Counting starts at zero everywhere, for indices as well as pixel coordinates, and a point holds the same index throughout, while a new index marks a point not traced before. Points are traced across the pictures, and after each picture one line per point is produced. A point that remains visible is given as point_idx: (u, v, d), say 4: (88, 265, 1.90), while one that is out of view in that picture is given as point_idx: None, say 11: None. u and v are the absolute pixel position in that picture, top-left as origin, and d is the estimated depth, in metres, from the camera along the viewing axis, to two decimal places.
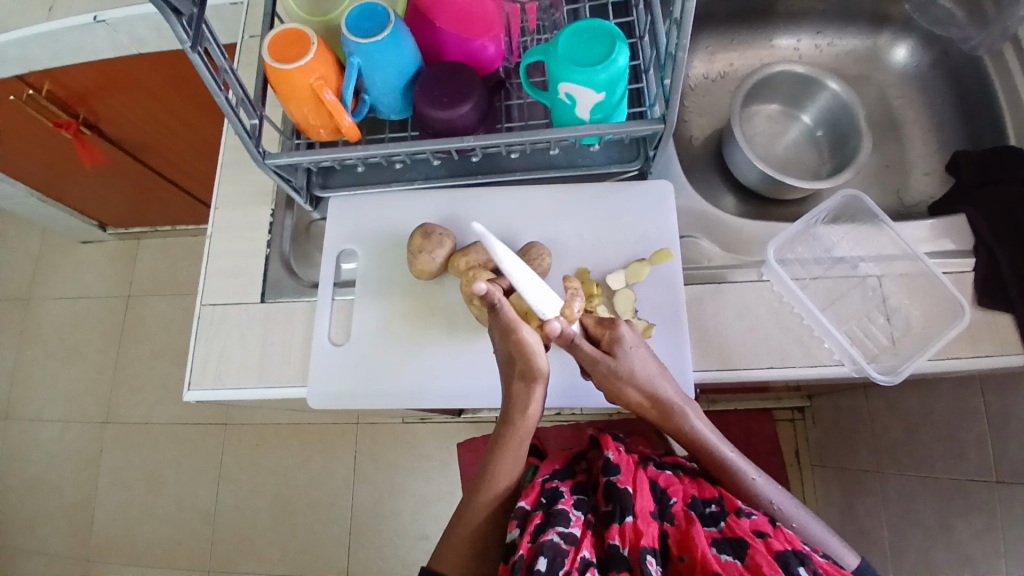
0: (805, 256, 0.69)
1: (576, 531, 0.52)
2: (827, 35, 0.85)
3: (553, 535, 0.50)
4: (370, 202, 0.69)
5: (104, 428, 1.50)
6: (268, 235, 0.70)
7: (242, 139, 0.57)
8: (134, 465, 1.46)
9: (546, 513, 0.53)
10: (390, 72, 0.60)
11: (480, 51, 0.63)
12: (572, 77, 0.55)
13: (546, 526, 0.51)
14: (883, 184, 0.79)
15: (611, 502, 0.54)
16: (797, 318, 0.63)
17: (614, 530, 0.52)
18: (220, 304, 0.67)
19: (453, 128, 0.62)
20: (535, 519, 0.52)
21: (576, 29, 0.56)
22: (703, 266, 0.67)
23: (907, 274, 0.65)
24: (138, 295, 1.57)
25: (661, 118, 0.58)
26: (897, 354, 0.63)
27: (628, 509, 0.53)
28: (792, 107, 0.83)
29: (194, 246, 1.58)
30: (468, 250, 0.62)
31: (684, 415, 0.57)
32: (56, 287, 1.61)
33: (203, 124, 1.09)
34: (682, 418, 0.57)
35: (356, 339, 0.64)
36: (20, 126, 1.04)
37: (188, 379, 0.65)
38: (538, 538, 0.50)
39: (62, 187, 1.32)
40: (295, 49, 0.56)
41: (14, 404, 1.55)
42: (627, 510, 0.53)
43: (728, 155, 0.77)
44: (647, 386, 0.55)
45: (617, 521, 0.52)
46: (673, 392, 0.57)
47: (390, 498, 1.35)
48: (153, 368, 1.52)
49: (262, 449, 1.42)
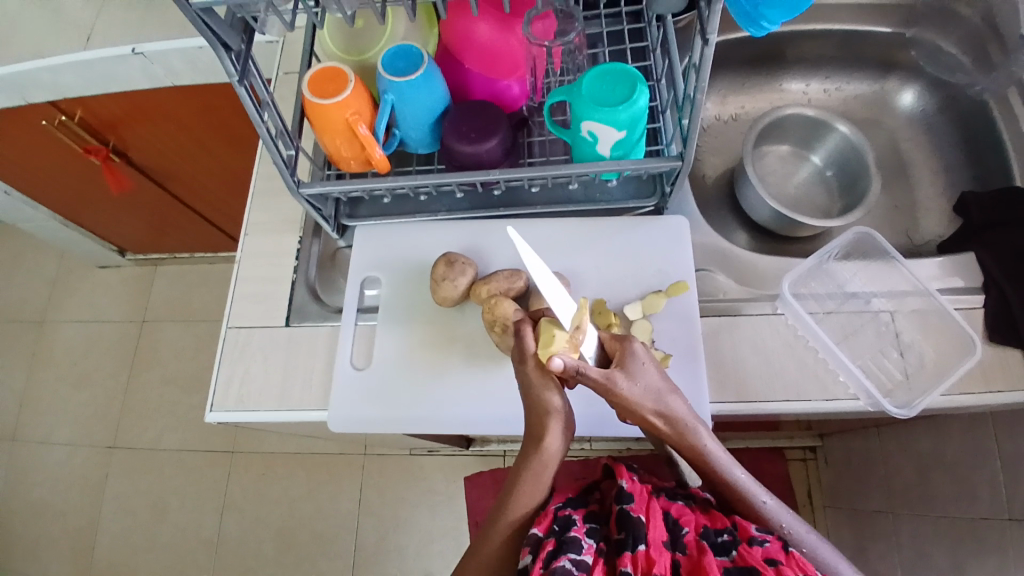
0: (819, 290, 0.70)
1: (588, 558, 0.51)
2: (835, 80, 0.89)
3: (564, 561, 0.49)
4: (395, 232, 0.71)
5: (111, 452, 1.49)
6: (295, 260, 0.72)
7: (278, 168, 0.59)
8: (139, 491, 1.45)
9: (559, 540, 0.51)
10: (421, 109, 0.63)
11: (505, 90, 0.67)
12: (594, 115, 0.58)
13: (558, 553, 0.50)
14: (892, 224, 0.81)
15: (624, 530, 0.54)
16: (812, 351, 0.64)
17: (627, 557, 0.51)
18: (245, 328, 0.69)
19: (479, 163, 0.64)
20: (548, 545, 0.51)
21: (600, 71, 0.59)
22: (718, 299, 0.69)
23: (920, 310, 0.66)
24: (153, 320, 1.59)
25: (679, 156, 0.61)
26: (910, 390, 0.64)
27: (641, 538, 0.53)
28: (803, 147, 0.85)
29: (209, 273, 1.61)
30: (490, 278, 0.64)
31: (693, 436, 0.55)
32: (72, 310, 1.63)
33: (229, 155, 1.12)
34: (697, 444, 0.55)
35: (378, 365, 0.66)
36: (49, 150, 1.08)
37: (211, 401, 0.66)
38: (550, 564, 0.49)
39: (85, 211, 1.35)
40: (333, 85, 0.59)
41: (22, 426, 1.55)
42: (640, 539, 0.53)
43: (741, 193, 0.80)
44: (656, 406, 0.53)
45: (629, 548, 0.52)
46: (684, 412, 0.55)
47: (395, 531, 1.34)
48: (162, 393, 1.53)
49: (268, 477, 1.42)
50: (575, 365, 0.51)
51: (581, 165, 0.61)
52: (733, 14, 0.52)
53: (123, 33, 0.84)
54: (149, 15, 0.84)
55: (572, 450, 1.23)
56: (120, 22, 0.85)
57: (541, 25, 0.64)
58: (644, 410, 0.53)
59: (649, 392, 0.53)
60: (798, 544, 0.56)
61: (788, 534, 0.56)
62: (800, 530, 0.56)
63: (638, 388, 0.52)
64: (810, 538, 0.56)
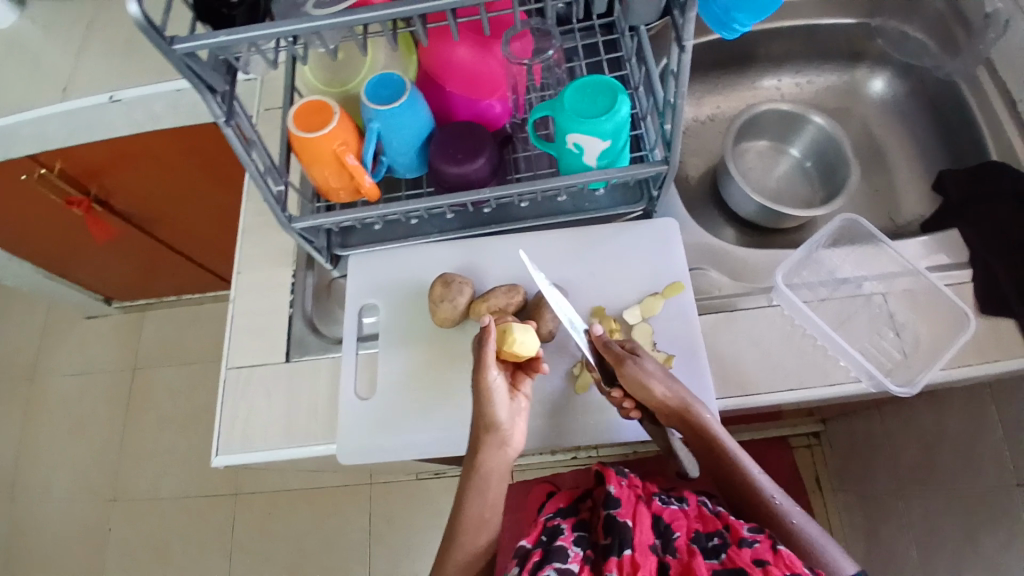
0: (811, 279, 0.70)
1: (573, 567, 0.53)
2: (805, 73, 0.91)
3: (549, 571, 0.52)
4: (388, 257, 0.71)
5: (111, 504, 1.46)
6: (291, 294, 0.72)
7: (269, 206, 0.60)
8: (143, 541, 1.42)
9: (545, 550, 0.55)
10: (408, 134, 0.64)
11: (488, 109, 0.68)
12: (577, 127, 0.59)
13: (544, 563, 0.53)
14: (873, 208, 0.83)
15: (610, 535, 0.55)
16: (810, 339, 0.65)
17: (612, 562, 0.52)
18: (245, 366, 0.69)
19: (468, 183, 0.65)
20: (534, 556, 0.54)
21: (581, 84, 0.60)
22: (713, 295, 0.70)
23: (910, 289, 0.68)
24: (145, 366, 1.57)
25: (663, 160, 0.62)
26: (910, 369, 0.65)
27: (626, 542, 0.53)
28: (781, 141, 0.87)
29: (200, 313, 1.59)
30: (488, 295, 0.65)
31: (692, 408, 0.59)
32: (61, 363, 1.60)
33: (213, 194, 1.12)
34: (697, 415, 0.59)
35: (382, 391, 0.65)
36: (31, 204, 1.07)
37: (216, 444, 0.65)
38: (537, 571, 0.52)
39: (70, 262, 1.34)
40: (320, 118, 0.60)
41: (17, 485, 1.51)
42: (625, 543, 0.53)
43: (724, 190, 0.81)
44: (667, 384, 0.59)
45: (614, 553, 0.53)
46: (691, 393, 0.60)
47: (409, 557, 1.32)
48: (160, 439, 1.50)
49: (275, 515, 1.40)
50: (603, 336, 0.61)
51: (569, 176, 0.62)
52: (705, 20, 0.55)
53: (100, 81, 0.84)
54: (125, 62, 0.85)
55: (581, 459, 1.23)
56: (96, 70, 0.85)
57: (519, 45, 0.64)
58: (656, 389, 0.58)
59: (660, 371, 0.59)
60: (785, 513, 0.56)
61: (775, 504, 0.57)
62: (793, 508, 0.56)
63: (648, 369, 0.59)
64: (793, 509, 0.56)
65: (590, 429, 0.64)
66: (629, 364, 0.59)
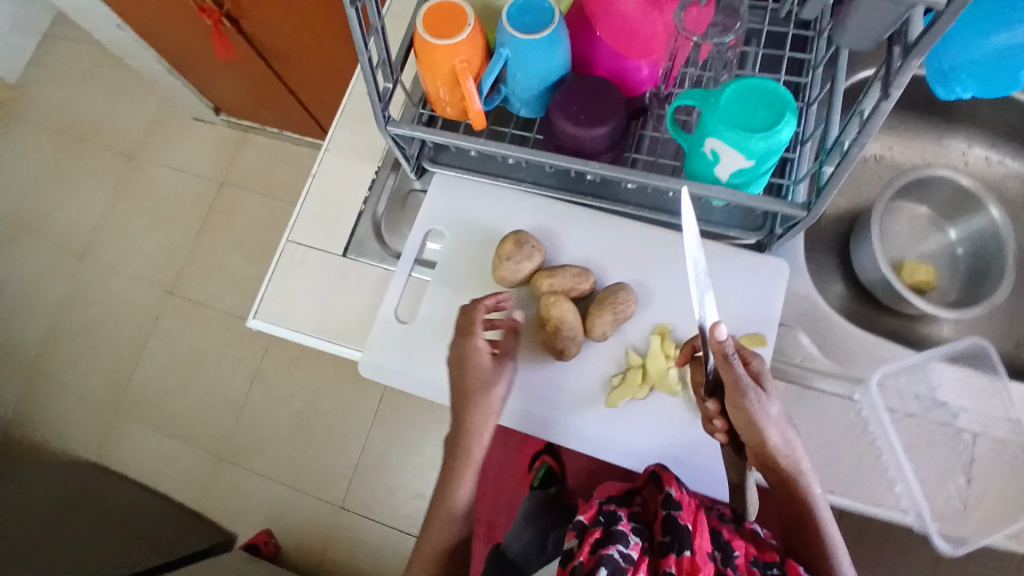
0: (906, 388, 0.61)
1: (633, 553, 0.50)
2: (1002, 151, 0.77)
3: (612, 552, 0.49)
4: (472, 189, 0.68)
5: (169, 296, 1.55)
6: (368, 190, 0.70)
7: (371, 101, 0.55)
8: (187, 338, 1.52)
9: (605, 531, 0.51)
10: (537, 73, 0.56)
11: (633, 71, 0.58)
12: (723, 134, 0.50)
13: (605, 542, 0.50)
14: (1011, 331, 0.73)
15: (669, 533, 0.50)
16: (876, 452, 0.59)
17: (671, 559, 0.48)
18: (304, 246, 0.68)
19: (581, 147, 0.58)
20: (595, 533, 0.51)
21: (744, 87, 0.50)
22: (793, 363, 0.62)
23: (1005, 442, 0.60)
24: (231, 186, 1.60)
25: (805, 206, 0.53)
26: (959, 524, 0.59)
27: (686, 544, 0.49)
28: (942, 213, 0.76)
29: (291, 154, 1.60)
30: (555, 271, 0.61)
31: (774, 454, 0.51)
32: (163, 154, 1.64)
33: (334, 47, 1.08)
34: (797, 476, 0.52)
35: (420, 321, 0.65)
36: (168, 5, 1.05)
37: (256, 307, 0.66)
38: (597, 551, 0.49)
39: (191, 67, 1.32)
40: (451, 26, 0.53)
41: (95, 245, 1.60)
42: (686, 546, 0.49)
43: (855, 247, 0.73)
44: (781, 434, 0.51)
45: (674, 552, 0.49)
46: (786, 446, 0.52)
47: (401, 448, 1.38)
48: (226, 256, 1.55)
49: (299, 363, 1.46)
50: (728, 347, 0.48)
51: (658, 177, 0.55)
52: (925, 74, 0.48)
53: None
54: None
55: None
56: None
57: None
58: (753, 434, 0.51)
59: (765, 417, 0.50)
60: None
61: None
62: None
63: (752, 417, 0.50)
64: None
65: (614, 445, 0.60)
66: (739, 395, 0.49)
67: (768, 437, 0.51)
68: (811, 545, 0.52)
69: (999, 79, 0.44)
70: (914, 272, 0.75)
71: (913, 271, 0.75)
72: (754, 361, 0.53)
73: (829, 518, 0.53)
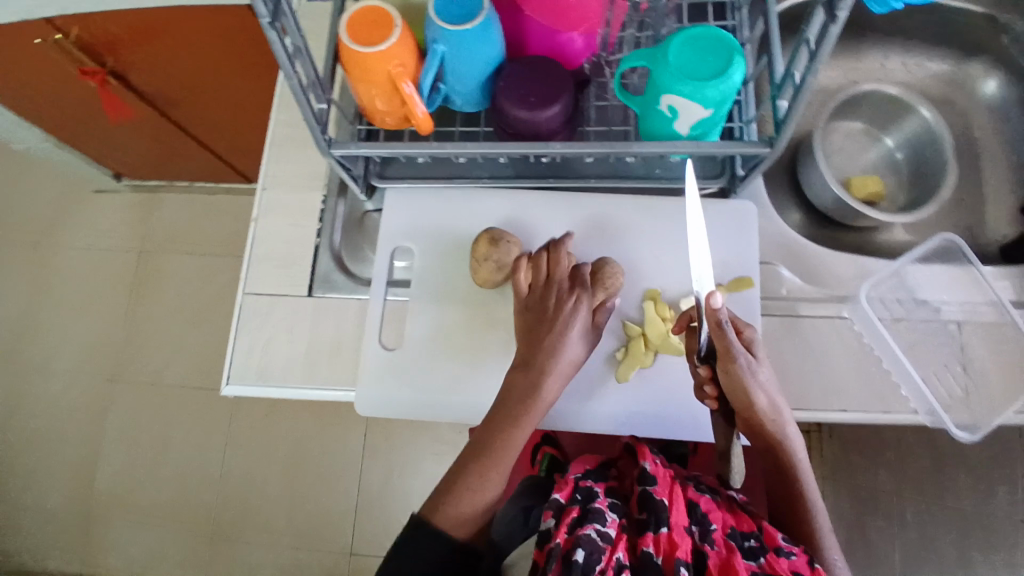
0: (890, 295, 0.63)
1: (611, 532, 0.47)
2: (916, 55, 0.82)
3: (589, 530, 0.46)
4: (429, 196, 0.65)
5: (112, 384, 1.43)
6: (319, 222, 0.66)
7: (309, 125, 0.51)
8: (142, 421, 1.41)
9: (583, 509, 0.49)
10: (476, 64, 0.54)
11: (567, 44, 0.57)
12: (677, 88, 0.50)
13: (582, 521, 0.47)
14: (958, 220, 0.78)
15: (645, 511, 0.49)
16: (876, 362, 0.60)
17: (649, 538, 0.47)
18: (265, 295, 0.64)
19: (535, 131, 0.56)
20: (572, 512, 0.48)
21: (690, 37, 0.49)
22: (780, 296, 0.63)
23: (992, 324, 0.62)
24: (152, 252, 1.49)
25: (766, 142, 0.53)
26: (969, 410, 0.62)
27: (663, 521, 0.48)
28: (874, 126, 0.80)
29: (210, 205, 1.50)
30: (537, 261, 0.60)
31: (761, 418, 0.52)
32: (68, 236, 1.51)
33: (237, 82, 1.01)
34: (783, 436, 0.54)
35: (410, 345, 0.62)
36: (42, 75, 0.95)
37: (228, 373, 0.61)
38: (574, 530, 0.47)
39: (80, 136, 1.22)
40: (378, 30, 0.50)
41: (16, 349, 1.46)
42: (662, 521, 0.48)
43: (803, 174, 0.74)
44: (768, 398, 0.52)
45: (651, 530, 0.47)
46: (772, 409, 0.52)
47: (399, 477, 1.33)
48: (164, 327, 1.45)
49: (271, 419, 1.39)
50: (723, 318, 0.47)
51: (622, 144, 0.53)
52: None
53: None
54: None
55: None
56: None
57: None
58: (742, 400, 0.51)
59: (755, 384, 0.50)
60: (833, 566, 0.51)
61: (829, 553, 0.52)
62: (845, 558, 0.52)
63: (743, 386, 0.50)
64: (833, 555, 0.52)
65: (633, 419, 0.60)
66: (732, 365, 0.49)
67: (757, 403, 0.51)
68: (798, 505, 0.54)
69: None
70: (865, 185, 0.76)
71: (863, 183, 0.76)
72: (745, 331, 0.53)
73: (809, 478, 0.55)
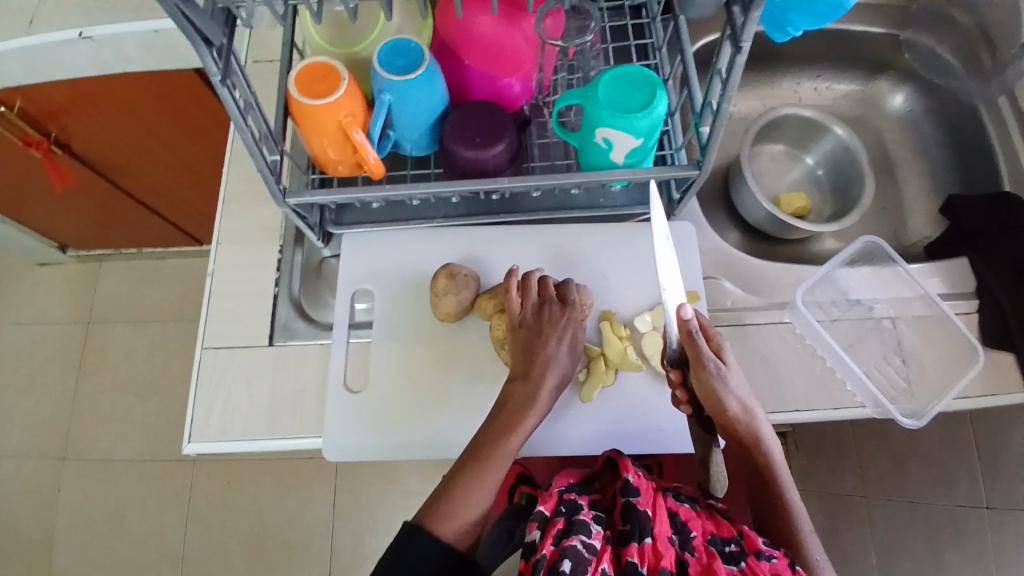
0: (824, 298, 0.68)
1: (597, 542, 0.50)
2: (826, 79, 0.90)
3: (575, 541, 0.48)
4: (385, 239, 0.67)
5: (62, 463, 1.36)
6: (277, 272, 0.66)
7: (263, 177, 0.53)
8: (93, 504, 1.33)
9: (568, 521, 0.52)
10: (421, 110, 0.57)
11: (506, 89, 0.61)
12: (609, 121, 0.53)
13: (568, 533, 0.50)
14: (881, 226, 0.84)
15: (628, 521, 0.51)
16: (820, 361, 0.64)
17: (633, 548, 0.49)
18: (224, 348, 0.63)
19: (483, 169, 0.59)
20: (558, 524, 0.51)
21: (616, 75, 0.54)
22: (726, 308, 0.67)
23: (922, 316, 0.67)
24: (102, 322, 1.45)
25: (695, 165, 0.57)
26: (914, 399, 0.65)
27: (647, 530, 0.50)
28: (795, 147, 0.86)
29: (163, 269, 1.48)
30: (495, 293, 0.62)
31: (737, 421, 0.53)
32: (10, 312, 1.46)
33: (186, 145, 1.03)
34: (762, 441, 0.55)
35: (375, 386, 0.62)
36: None
37: (189, 432, 0.60)
38: (560, 542, 0.49)
39: (23, 207, 1.19)
40: (325, 84, 0.53)
41: None
42: (646, 531, 0.50)
43: (736, 194, 0.80)
44: (742, 401, 0.53)
45: (635, 540, 0.49)
46: (748, 413, 0.54)
47: (374, 532, 1.29)
48: (117, 399, 1.39)
49: (236, 484, 1.33)
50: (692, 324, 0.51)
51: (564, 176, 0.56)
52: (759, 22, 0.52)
53: (68, 15, 0.73)
54: None
55: None
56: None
57: (507, 11, 0.55)
58: (717, 404, 0.53)
59: (729, 386, 0.52)
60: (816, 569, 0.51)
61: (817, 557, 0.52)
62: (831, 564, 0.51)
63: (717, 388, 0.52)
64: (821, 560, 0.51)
65: (595, 440, 0.61)
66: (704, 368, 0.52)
67: (731, 406, 0.53)
68: (777, 509, 0.54)
69: (825, 7, 0.48)
70: (791, 201, 0.82)
71: (789, 200, 0.82)
72: (716, 340, 0.56)
73: (789, 483, 0.55)
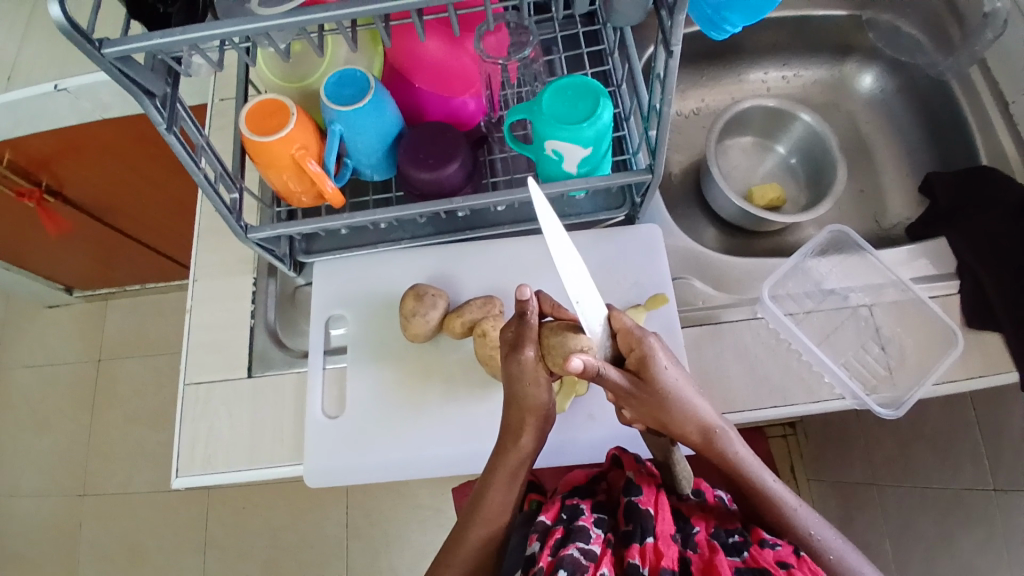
0: (795, 291, 0.68)
1: (596, 548, 0.48)
2: (793, 66, 0.90)
3: (572, 550, 0.47)
4: (354, 265, 0.68)
5: (82, 499, 1.39)
6: (252, 304, 0.68)
7: (222, 215, 0.54)
8: (114, 538, 1.36)
9: (567, 528, 0.50)
10: (374, 135, 0.58)
11: (461, 107, 0.62)
12: (557, 134, 0.54)
13: (567, 542, 0.49)
14: (860, 210, 0.83)
15: (631, 521, 0.50)
16: (795, 354, 0.63)
17: (634, 549, 0.47)
18: (205, 382, 0.65)
19: (441, 189, 0.60)
20: (557, 533, 0.50)
21: (559, 87, 0.54)
22: (697, 306, 0.67)
23: (897, 302, 0.66)
24: (111, 359, 1.48)
25: (648, 168, 0.57)
26: (894, 386, 0.64)
27: (649, 531, 0.49)
28: (766, 138, 0.86)
29: (166, 303, 1.51)
30: (462, 310, 0.62)
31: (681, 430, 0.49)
32: (23, 356, 1.50)
33: (172, 182, 1.05)
34: (723, 447, 0.50)
35: (352, 409, 0.63)
36: None
37: (176, 466, 0.62)
38: (558, 552, 0.48)
39: (26, 254, 1.23)
40: (274, 121, 0.54)
41: None
42: (648, 531, 0.49)
43: (707, 191, 0.80)
44: (686, 409, 0.48)
45: (636, 540, 0.48)
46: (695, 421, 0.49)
47: (388, 548, 1.30)
48: (129, 432, 1.42)
49: (250, 509, 1.35)
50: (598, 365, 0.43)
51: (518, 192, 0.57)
52: (695, 20, 0.52)
53: (44, 69, 0.76)
54: (69, 46, 0.77)
55: None
56: (40, 55, 0.77)
57: (445, 33, 0.56)
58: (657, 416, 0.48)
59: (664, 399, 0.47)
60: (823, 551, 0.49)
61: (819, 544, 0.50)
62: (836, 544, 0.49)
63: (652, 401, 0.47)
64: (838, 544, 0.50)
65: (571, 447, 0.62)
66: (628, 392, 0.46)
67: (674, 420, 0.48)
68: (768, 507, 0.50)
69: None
70: (763, 194, 0.81)
71: (762, 192, 0.82)
72: (639, 347, 0.46)
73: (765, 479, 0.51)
